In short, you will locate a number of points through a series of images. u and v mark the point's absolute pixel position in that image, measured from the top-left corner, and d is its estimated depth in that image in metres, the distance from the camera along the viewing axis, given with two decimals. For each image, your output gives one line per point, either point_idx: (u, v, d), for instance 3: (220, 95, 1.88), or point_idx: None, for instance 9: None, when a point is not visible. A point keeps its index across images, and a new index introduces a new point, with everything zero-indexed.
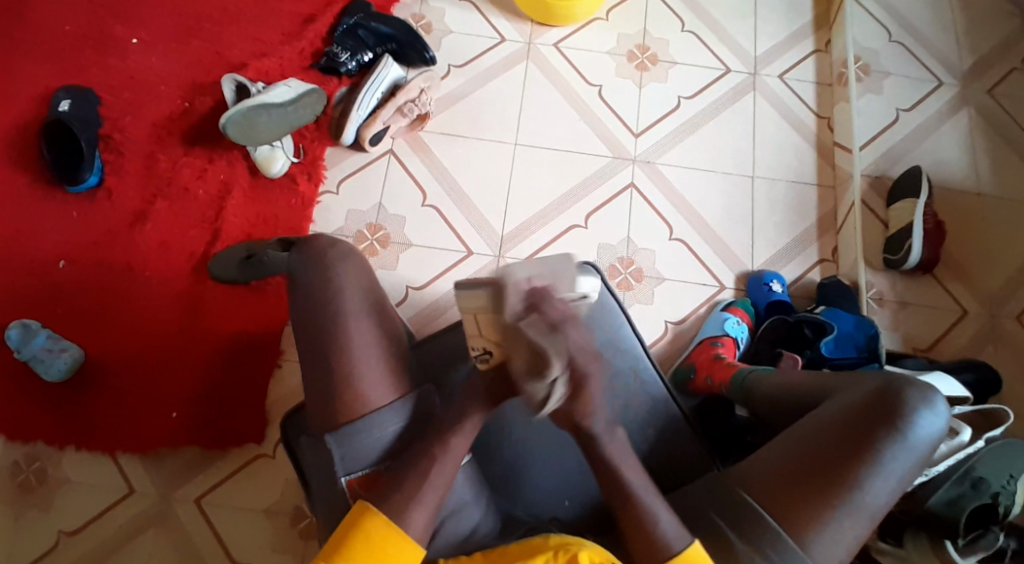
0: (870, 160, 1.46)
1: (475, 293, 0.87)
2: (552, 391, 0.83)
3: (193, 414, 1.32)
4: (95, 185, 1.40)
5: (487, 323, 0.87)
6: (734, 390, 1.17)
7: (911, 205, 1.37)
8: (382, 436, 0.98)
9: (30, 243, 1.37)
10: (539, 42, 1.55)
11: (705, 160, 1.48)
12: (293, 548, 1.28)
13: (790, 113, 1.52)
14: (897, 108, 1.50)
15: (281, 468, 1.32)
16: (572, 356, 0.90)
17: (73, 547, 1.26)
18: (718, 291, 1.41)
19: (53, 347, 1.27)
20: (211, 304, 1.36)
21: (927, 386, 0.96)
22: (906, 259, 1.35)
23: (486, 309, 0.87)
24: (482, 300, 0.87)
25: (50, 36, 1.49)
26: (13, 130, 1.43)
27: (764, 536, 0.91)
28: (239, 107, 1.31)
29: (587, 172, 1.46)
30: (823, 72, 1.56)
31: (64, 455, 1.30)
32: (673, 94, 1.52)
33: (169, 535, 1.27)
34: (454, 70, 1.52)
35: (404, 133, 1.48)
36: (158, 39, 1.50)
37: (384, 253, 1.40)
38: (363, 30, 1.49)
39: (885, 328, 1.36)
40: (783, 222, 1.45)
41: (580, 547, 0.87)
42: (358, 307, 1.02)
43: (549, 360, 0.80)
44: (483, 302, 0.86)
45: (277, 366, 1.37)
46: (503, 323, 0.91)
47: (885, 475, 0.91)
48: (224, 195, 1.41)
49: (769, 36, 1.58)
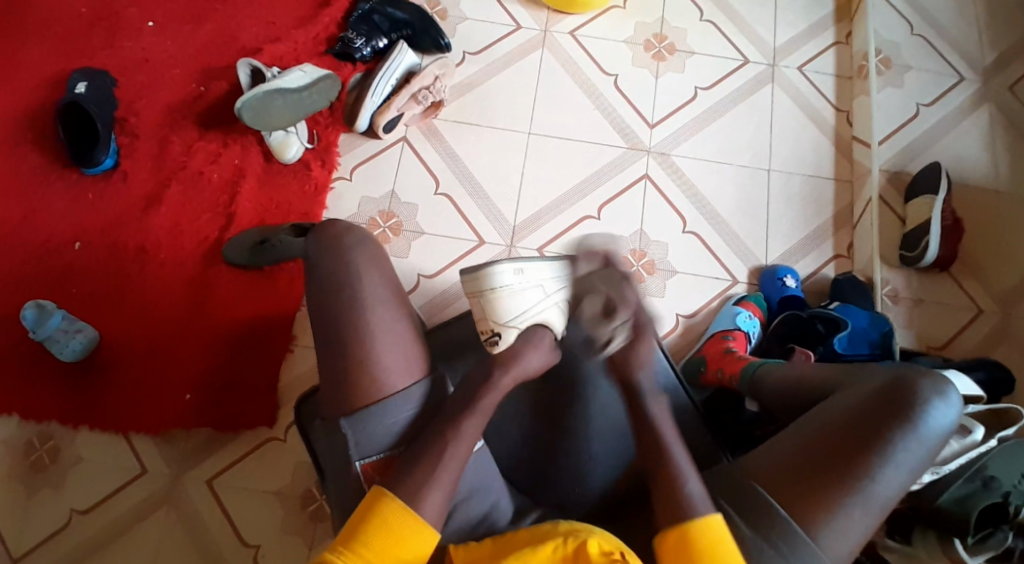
0: (888, 155, 1.44)
1: (481, 275, 1.06)
2: (614, 335, 1.04)
3: (207, 396, 1.33)
4: (110, 167, 1.41)
5: (492, 300, 1.06)
6: (743, 384, 1.16)
7: (930, 202, 1.35)
8: (396, 421, 0.98)
9: (47, 225, 1.39)
10: (555, 30, 1.53)
11: (720, 152, 1.47)
12: (302, 530, 1.29)
13: (808, 106, 1.50)
14: (917, 103, 1.48)
15: (292, 452, 1.33)
16: (621, 342, 1.03)
17: (87, 525, 1.28)
18: (730, 285, 1.40)
19: (70, 328, 1.28)
20: (226, 287, 1.37)
21: (941, 380, 0.95)
22: (923, 256, 1.33)
23: (492, 288, 1.06)
24: (487, 281, 1.06)
25: (66, 19, 1.49)
26: (30, 113, 1.44)
27: (773, 523, 0.90)
28: (254, 91, 1.32)
29: (601, 163, 1.45)
30: (843, 65, 1.53)
31: (78, 434, 1.32)
32: (690, 84, 1.51)
33: (181, 515, 1.29)
34: (469, 57, 1.51)
35: (418, 120, 1.47)
36: (174, 23, 1.50)
37: (396, 241, 1.40)
38: (378, 15, 1.48)
39: (900, 325, 1.35)
40: (799, 215, 1.44)
41: (590, 533, 0.87)
42: (378, 292, 1.03)
43: (617, 309, 1.04)
44: (488, 282, 1.06)
45: (289, 350, 1.37)
46: (507, 306, 1.06)
47: (896, 466, 0.91)
48: (237, 179, 1.42)
49: (788, 26, 1.55)
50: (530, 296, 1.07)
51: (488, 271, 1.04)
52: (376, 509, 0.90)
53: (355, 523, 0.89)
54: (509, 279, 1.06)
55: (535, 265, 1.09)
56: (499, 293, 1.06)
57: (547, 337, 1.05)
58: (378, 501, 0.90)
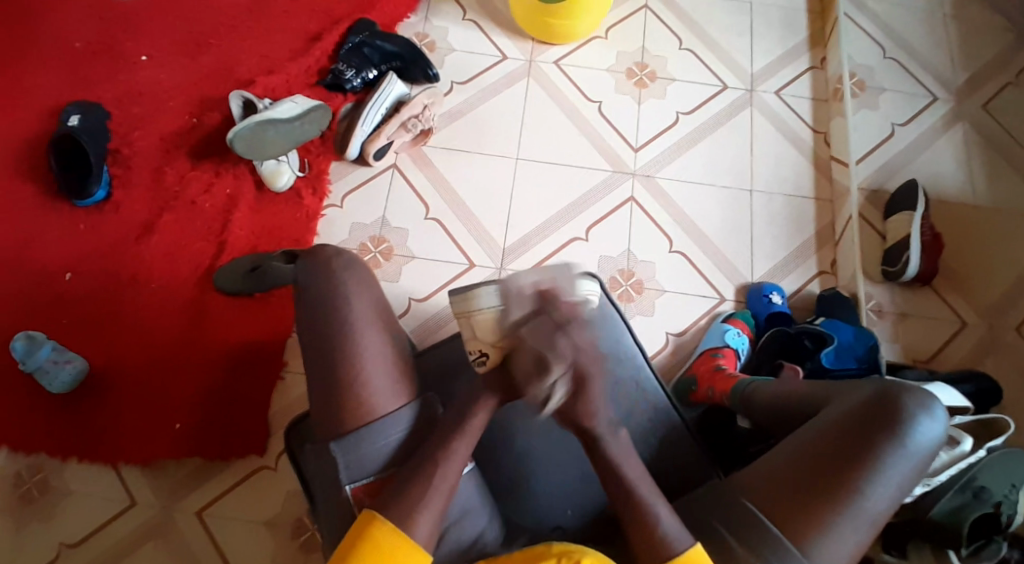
0: (867, 173, 1.48)
1: (467, 296, 1.01)
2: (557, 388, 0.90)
3: (197, 426, 1.32)
4: (102, 198, 1.42)
5: (481, 320, 1.00)
6: (733, 401, 1.18)
7: (909, 217, 1.39)
8: (387, 444, 0.98)
9: (38, 255, 1.39)
10: (540, 59, 1.58)
11: (703, 174, 1.50)
12: (293, 560, 1.28)
13: (787, 129, 1.55)
14: (893, 123, 1.53)
15: (283, 481, 1.32)
16: (562, 397, 0.90)
17: (76, 558, 1.26)
18: (718, 303, 1.42)
19: (60, 359, 1.27)
20: (218, 314, 1.38)
21: (926, 394, 0.96)
22: (904, 271, 1.36)
23: (479, 307, 1.00)
24: (475, 302, 1.01)
25: (61, 53, 1.52)
26: (23, 145, 1.45)
27: (766, 539, 0.91)
28: (247, 123, 1.34)
29: (588, 186, 1.48)
30: (819, 89, 1.58)
31: (67, 466, 1.30)
32: (673, 109, 1.55)
33: (170, 547, 1.27)
34: (458, 86, 1.55)
35: (407, 147, 1.50)
36: (167, 57, 1.53)
37: (387, 265, 1.42)
38: (368, 48, 1.52)
39: (885, 339, 1.37)
40: (782, 235, 1.46)
41: (584, 554, 0.87)
42: (365, 314, 1.04)
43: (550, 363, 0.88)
44: (476, 302, 1.01)
45: (281, 377, 1.37)
46: (498, 325, 0.99)
47: (886, 481, 0.92)
48: (230, 208, 1.43)
49: (764, 54, 1.61)
50: None
51: (473, 293, 1.00)
52: (372, 528, 0.90)
53: (352, 541, 0.89)
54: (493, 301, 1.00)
55: (533, 278, 1.01)
56: (489, 312, 0.99)
57: None
58: (375, 521, 0.90)
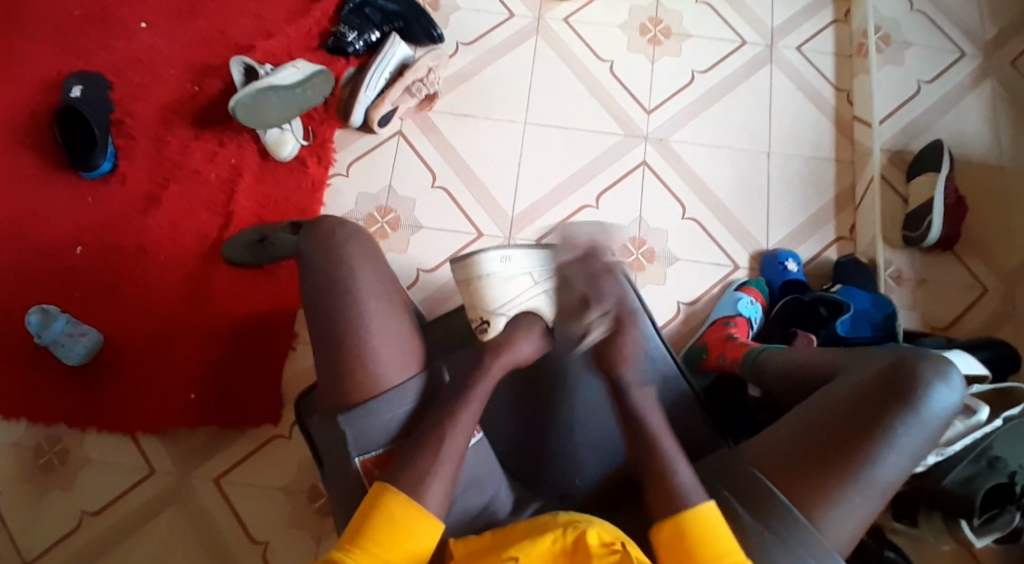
0: (889, 134, 1.42)
1: (469, 262, 1.04)
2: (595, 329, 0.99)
3: (211, 396, 1.34)
4: (107, 170, 1.41)
5: (481, 288, 1.04)
6: (745, 370, 1.16)
7: (932, 179, 1.34)
8: (392, 418, 0.98)
9: (48, 230, 1.39)
10: (548, 17, 1.52)
11: (721, 135, 1.45)
12: (310, 525, 1.30)
13: (806, 85, 1.48)
14: (919, 80, 1.46)
15: (296, 449, 1.34)
16: (600, 334, 0.99)
17: (97, 524, 1.29)
18: (731, 271, 1.39)
19: (74, 331, 1.29)
20: (227, 286, 1.38)
21: (942, 360, 0.93)
22: (926, 236, 1.32)
23: (478, 275, 1.04)
24: (474, 269, 1.04)
25: (59, 21, 1.49)
26: (27, 117, 1.44)
27: (772, 509, 0.89)
28: (247, 90, 1.31)
29: (599, 150, 1.44)
30: (842, 43, 1.51)
31: (85, 437, 1.33)
32: (687, 68, 1.49)
33: (189, 511, 1.30)
34: (463, 47, 1.49)
35: (413, 113, 1.46)
36: (166, 23, 1.50)
37: (394, 236, 1.40)
38: (369, 8, 1.47)
39: (903, 307, 1.34)
40: (800, 198, 1.42)
41: (589, 524, 0.84)
42: (370, 287, 1.01)
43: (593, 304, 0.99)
44: (476, 269, 1.04)
45: (292, 348, 1.38)
46: (496, 294, 1.03)
47: (896, 450, 0.89)
48: (234, 178, 1.42)
49: (786, 5, 1.53)
50: (520, 285, 1.04)
51: (474, 258, 1.02)
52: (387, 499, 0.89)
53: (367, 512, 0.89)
54: (494, 268, 1.04)
55: (529, 254, 1.06)
56: (488, 280, 1.03)
57: (536, 325, 1.02)
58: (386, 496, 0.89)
